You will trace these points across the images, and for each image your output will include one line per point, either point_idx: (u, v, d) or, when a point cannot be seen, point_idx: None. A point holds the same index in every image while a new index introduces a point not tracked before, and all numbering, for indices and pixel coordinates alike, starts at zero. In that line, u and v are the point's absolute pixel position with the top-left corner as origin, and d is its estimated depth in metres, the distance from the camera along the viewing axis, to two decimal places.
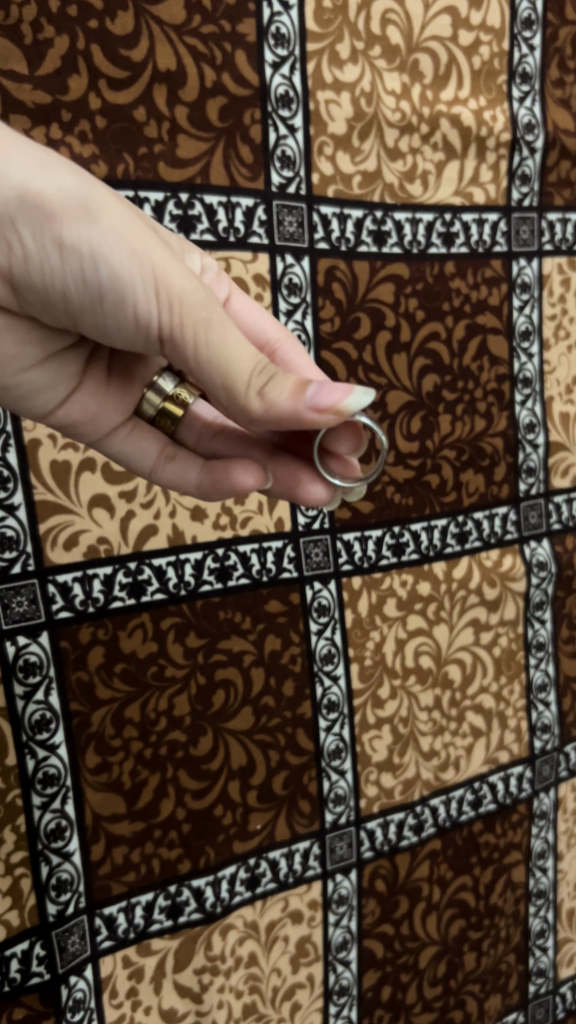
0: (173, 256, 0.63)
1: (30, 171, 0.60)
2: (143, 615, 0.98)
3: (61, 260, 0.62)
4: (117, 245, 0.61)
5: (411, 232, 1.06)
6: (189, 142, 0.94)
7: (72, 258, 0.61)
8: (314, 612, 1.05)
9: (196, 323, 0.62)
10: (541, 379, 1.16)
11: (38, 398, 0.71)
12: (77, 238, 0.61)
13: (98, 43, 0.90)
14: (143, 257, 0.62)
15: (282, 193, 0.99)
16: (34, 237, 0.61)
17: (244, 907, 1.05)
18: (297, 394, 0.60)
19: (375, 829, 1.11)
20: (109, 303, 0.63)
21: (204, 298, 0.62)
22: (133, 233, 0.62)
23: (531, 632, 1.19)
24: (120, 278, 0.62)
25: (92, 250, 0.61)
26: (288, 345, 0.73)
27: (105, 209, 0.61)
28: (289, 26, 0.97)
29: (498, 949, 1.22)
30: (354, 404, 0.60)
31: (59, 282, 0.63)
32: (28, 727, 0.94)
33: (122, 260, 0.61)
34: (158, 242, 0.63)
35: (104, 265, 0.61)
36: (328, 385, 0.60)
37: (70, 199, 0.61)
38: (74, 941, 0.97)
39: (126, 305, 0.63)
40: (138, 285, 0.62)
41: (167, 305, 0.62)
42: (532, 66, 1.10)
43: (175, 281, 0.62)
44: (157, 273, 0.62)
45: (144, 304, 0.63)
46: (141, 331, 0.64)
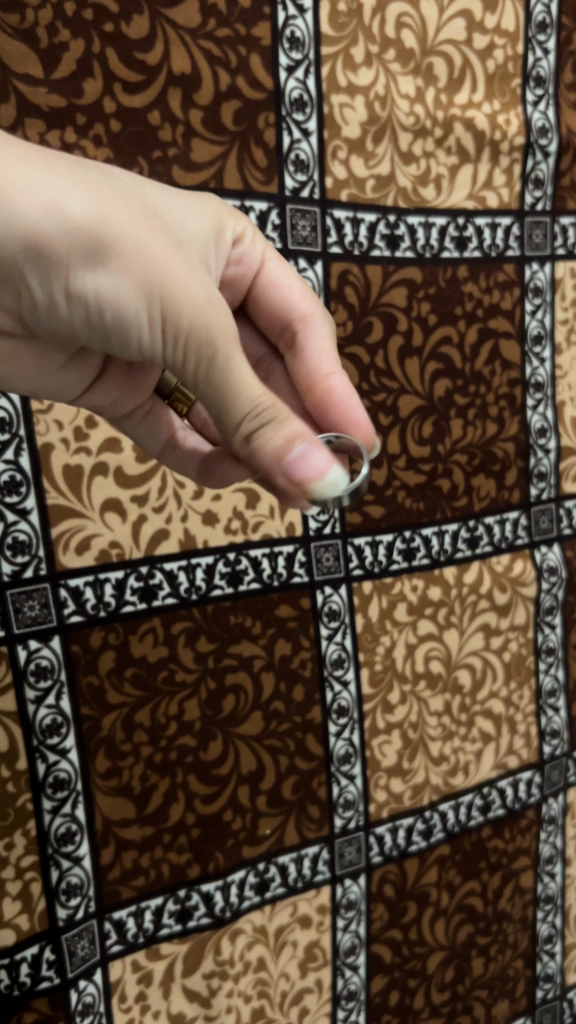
0: (184, 284, 0.62)
1: (36, 216, 0.58)
2: (154, 619, 0.97)
3: (68, 302, 0.62)
4: (124, 286, 0.61)
5: (424, 236, 1.06)
6: (203, 146, 0.94)
7: (79, 301, 0.62)
8: (325, 616, 1.05)
9: (199, 360, 0.63)
10: (553, 383, 1.15)
11: (63, 393, 0.73)
12: (84, 282, 0.61)
13: (113, 47, 0.90)
14: (151, 295, 0.62)
15: (295, 197, 0.98)
16: (40, 283, 0.61)
17: (253, 911, 1.05)
18: (275, 459, 0.63)
19: (384, 835, 1.11)
20: (116, 337, 0.64)
21: (209, 336, 0.62)
22: (141, 268, 0.61)
23: (541, 637, 1.19)
24: (126, 315, 0.62)
25: (98, 292, 0.61)
26: (316, 321, 0.75)
27: (112, 247, 0.61)
28: (304, 29, 0.97)
29: (505, 955, 1.21)
30: (323, 491, 0.63)
31: (67, 321, 0.63)
32: (39, 731, 0.94)
33: (129, 300, 0.62)
34: (169, 269, 0.62)
35: (110, 306, 0.62)
36: (305, 467, 0.63)
37: (76, 242, 0.60)
38: (83, 945, 0.97)
39: (133, 338, 0.64)
40: (144, 322, 0.63)
41: (172, 340, 0.63)
42: (546, 69, 1.09)
43: (182, 316, 0.62)
44: (164, 310, 0.62)
45: (150, 338, 0.63)
46: (146, 358, 0.66)
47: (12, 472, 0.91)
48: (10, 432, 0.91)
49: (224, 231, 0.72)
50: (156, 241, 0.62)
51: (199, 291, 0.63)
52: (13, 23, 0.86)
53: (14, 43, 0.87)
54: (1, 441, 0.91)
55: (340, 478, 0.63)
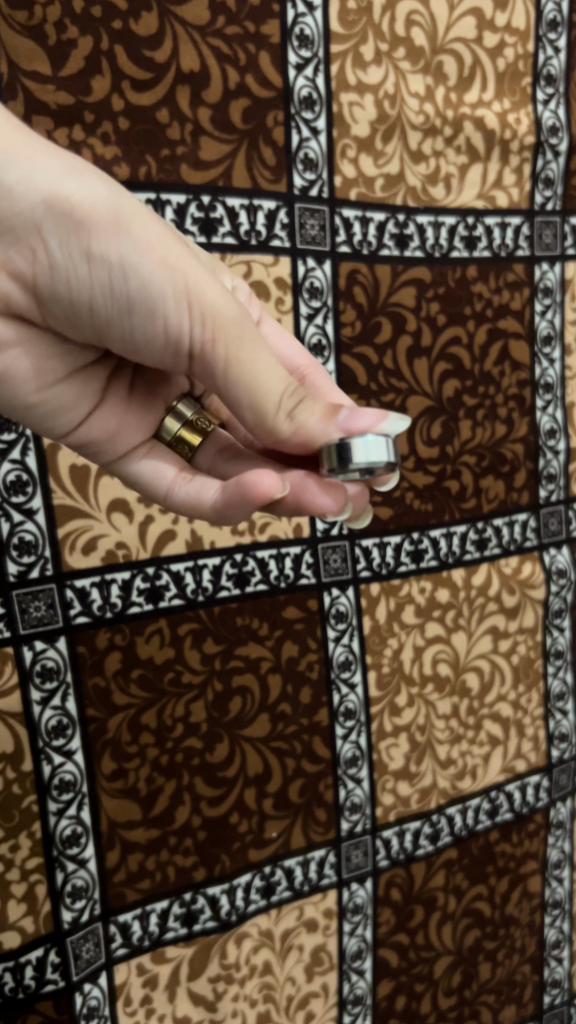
0: (205, 269, 0.62)
1: (59, 177, 0.59)
2: (160, 620, 0.97)
3: (88, 268, 0.61)
4: (147, 255, 0.60)
5: (433, 235, 1.05)
6: (211, 144, 0.93)
7: (100, 267, 0.60)
8: (332, 619, 1.04)
9: (228, 339, 0.61)
10: (562, 384, 1.15)
11: (59, 415, 0.69)
12: (106, 247, 0.60)
13: (122, 43, 0.89)
14: (175, 269, 0.61)
15: (304, 196, 0.98)
16: (60, 245, 0.60)
17: (259, 915, 1.04)
18: (328, 418, 0.62)
19: (391, 838, 1.10)
20: (138, 315, 0.62)
21: (236, 313, 0.62)
22: (163, 244, 0.61)
23: (550, 640, 1.18)
24: (150, 287, 0.61)
25: (121, 258, 0.60)
26: (318, 374, 0.71)
27: (134, 217, 0.60)
28: (313, 27, 0.96)
29: (513, 960, 1.21)
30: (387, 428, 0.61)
31: (86, 291, 0.61)
32: (44, 732, 0.93)
33: (152, 271, 0.61)
34: (189, 254, 0.62)
35: (134, 272, 0.60)
36: (360, 411, 0.61)
37: (99, 206, 0.60)
38: (88, 948, 0.96)
39: (156, 318, 0.62)
40: (169, 297, 0.61)
41: (199, 317, 0.61)
42: (557, 68, 1.08)
43: (207, 294, 0.61)
44: (189, 286, 0.61)
45: (175, 315, 0.61)
46: (170, 347, 0.63)
47: (18, 473, 0.91)
48: (16, 433, 0.90)
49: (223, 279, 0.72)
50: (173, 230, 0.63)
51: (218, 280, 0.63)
52: (21, 19, 0.86)
53: (22, 39, 0.86)
54: (7, 440, 0.90)
55: (400, 415, 0.62)
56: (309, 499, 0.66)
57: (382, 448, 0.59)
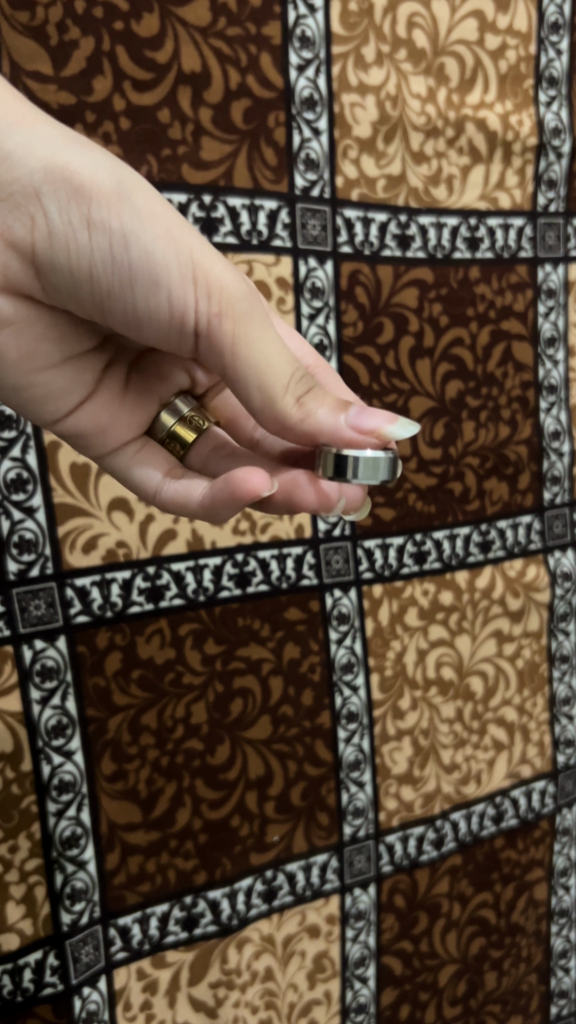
0: (211, 246, 0.62)
1: (60, 147, 0.60)
2: (161, 621, 0.96)
3: (88, 236, 0.61)
4: (150, 226, 0.61)
5: (436, 236, 1.05)
6: (213, 145, 0.94)
7: (101, 236, 0.61)
8: (334, 620, 1.04)
9: (235, 315, 0.61)
10: (566, 386, 1.14)
11: (50, 402, 0.69)
12: (107, 215, 0.60)
13: (123, 44, 0.90)
14: (180, 242, 0.61)
15: (305, 196, 0.98)
16: (59, 213, 0.60)
17: (261, 920, 1.03)
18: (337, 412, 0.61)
19: (394, 844, 1.09)
20: (141, 287, 0.62)
21: (244, 291, 0.62)
22: (167, 217, 0.61)
23: (555, 644, 1.17)
24: (153, 258, 0.61)
25: (122, 227, 0.60)
26: (326, 371, 0.70)
27: (136, 189, 0.61)
28: (314, 29, 0.96)
29: (519, 969, 1.19)
30: (395, 432, 0.60)
31: (86, 261, 0.61)
32: (44, 731, 0.93)
33: (156, 242, 0.61)
34: (194, 230, 0.62)
35: (136, 243, 0.60)
36: (370, 410, 0.60)
37: (99, 175, 0.60)
38: (87, 951, 0.95)
39: (160, 291, 0.61)
40: (174, 270, 0.61)
41: (204, 291, 0.61)
42: (559, 70, 1.08)
43: (214, 270, 0.61)
44: (195, 260, 0.61)
45: (180, 287, 0.61)
46: (174, 323, 0.63)
47: (18, 470, 0.90)
48: (17, 431, 0.90)
49: None
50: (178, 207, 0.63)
51: (225, 259, 0.63)
52: (23, 20, 0.86)
53: (23, 40, 0.87)
54: (8, 439, 0.90)
55: (408, 419, 0.61)
56: (300, 496, 0.67)
57: (382, 468, 0.59)
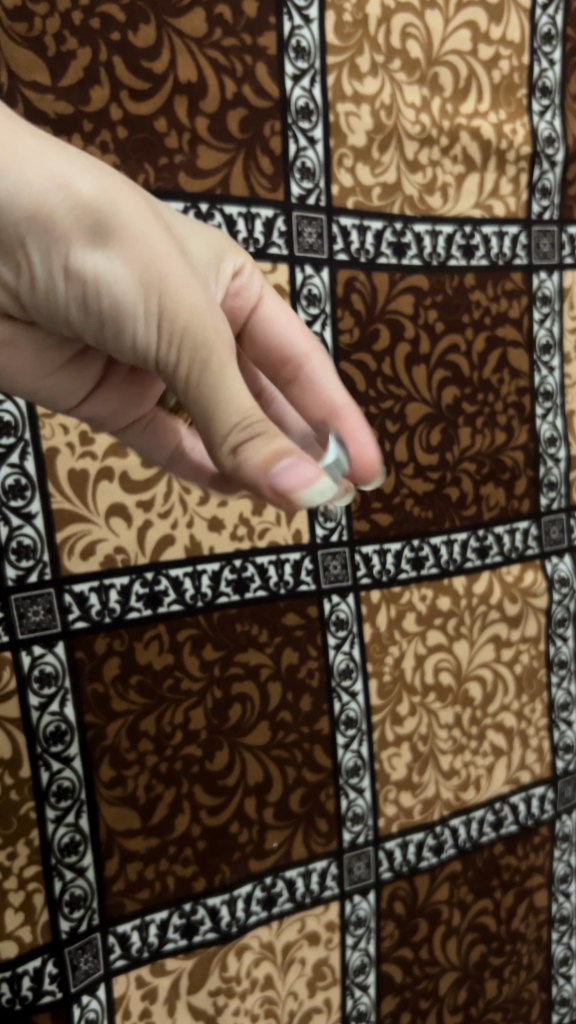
0: (187, 286, 0.60)
1: (41, 187, 0.57)
2: (159, 626, 0.97)
3: (65, 281, 0.60)
4: (124, 272, 0.59)
5: (431, 243, 1.06)
6: (209, 153, 0.94)
7: (76, 283, 0.60)
8: (332, 626, 1.04)
9: (193, 358, 0.59)
10: (562, 392, 1.15)
11: (61, 398, 0.71)
12: (83, 265, 0.59)
13: (121, 55, 0.91)
14: (151, 286, 0.59)
15: (301, 204, 0.99)
16: (37, 258, 0.59)
17: (260, 927, 1.03)
18: (264, 463, 0.56)
19: (394, 850, 1.09)
20: (111, 327, 0.61)
21: (208, 332, 0.59)
22: (144, 261, 0.59)
23: (553, 650, 1.17)
24: (124, 305, 0.60)
25: (97, 274, 0.59)
26: (316, 357, 0.70)
27: (116, 234, 0.59)
28: (310, 39, 0.97)
29: (520, 977, 1.19)
30: (311, 496, 0.56)
31: (62, 303, 0.61)
32: (43, 738, 0.93)
33: (126, 289, 0.59)
34: (172, 268, 0.60)
35: (109, 290, 0.60)
36: (295, 467, 0.56)
37: (80, 220, 0.58)
38: (86, 959, 0.95)
39: (128, 331, 0.61)
40: (141, 315, 0.60)
41: (169, 337, 0.60)
42: (552, 80, 1.10)
43: (180, 313, 0.59)
44: (163, 303, 0.59)
45: (145, 332, 0.61)
46: (139, 357, 0.62)
47: (16, 476, 0.91)
48: (15, 437, 0.90)
49: (223, 263, 0.68)
50: (163, 240, 0.61)
51: (201, 296, 0.60)
52: (21, 31, 0.87)
53: (21, 51, 0.88)
54: (6, 445, 0.90)
55: (331, 484, 0.56)
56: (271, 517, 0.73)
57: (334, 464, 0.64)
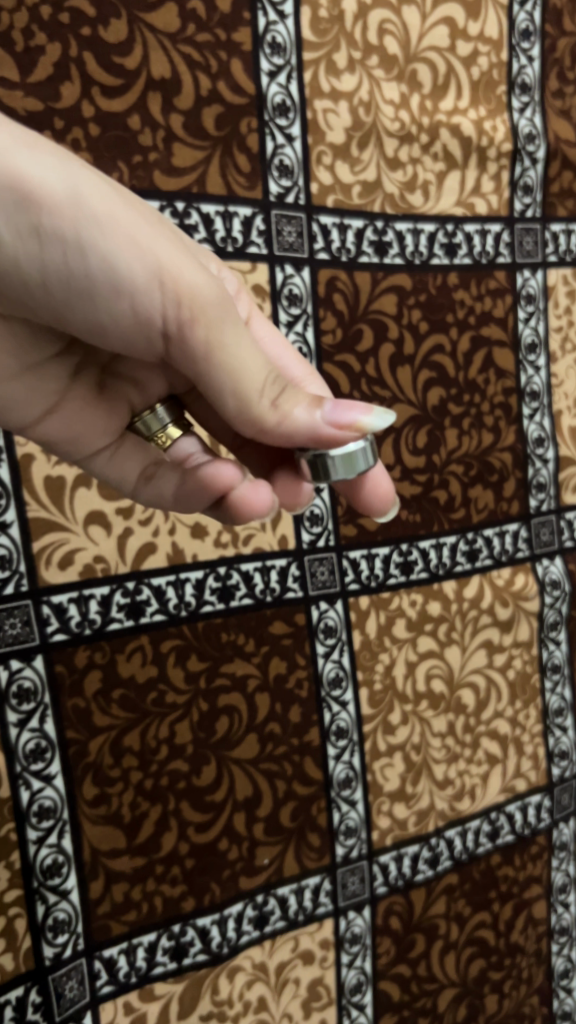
0: (180, 247, 0.58)
1: (6, 151, 0.55)
2: (141, 638, 0.94)
3: (40, 245, 0.57)
4: (108, 232, 0.57)
5: (413, 242, 1.04)
6: (184, 150, 0.92)
7: (55, 247, 0.57)
8: (321, 634, 1.01)
9: (209, 322, 0.59)
10: (548, 392, 1.13)
11: (17, 412, 0.67)
12: (60, 224, 0.56)
13: (91, 50, 0.88)
14: (144, 247, 0.57)
15: (280, 202, 0.97)
16: (8, 225, 0.56)
17: (252, 947, 0.99)
18: (313, 406, 0.60)
19: (388, 864, 1.06)
20: (103, 294, 0.59)
21: (217, 295, 0.59)
22: (129, 222, 0.57)
23: (546, 654, 1.15)
24: (114, 268, 0.57)
25: (78, 236, 0.57)
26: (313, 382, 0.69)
27: (95, 194, 0.56)
28: (285, 35, 0.95)
29: (520, 991, 1.16)
30: (372, 421, 0.60)
31: (39, 270, 0.58)
32: (22, 756, 0.90)
33: (114, 250, 0.57)
34: (161, 231, 0.58)
35: (93, 252, 0.57)
36: (343, 402, 0.60)
37: (51, 181, 0.56)
38: (72, 986, 0.92)
39: (124, 298, 0.59)
40: (138, 277, 0.58)
41: (173, 298, 0.58)
42: (531, 76, 1.08)
43: (182, 275, 0.58)
44: (161, 265, 0.58)
45: (144, 295, 0.58)
46: (142, 328, 0.60)
47: None
48: None
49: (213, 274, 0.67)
50: (143, 204, 0.59)
51: (196, 259, 0.59)
52: None
53: None
54: None
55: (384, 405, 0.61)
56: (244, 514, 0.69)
57: (359, 461, 0.62)
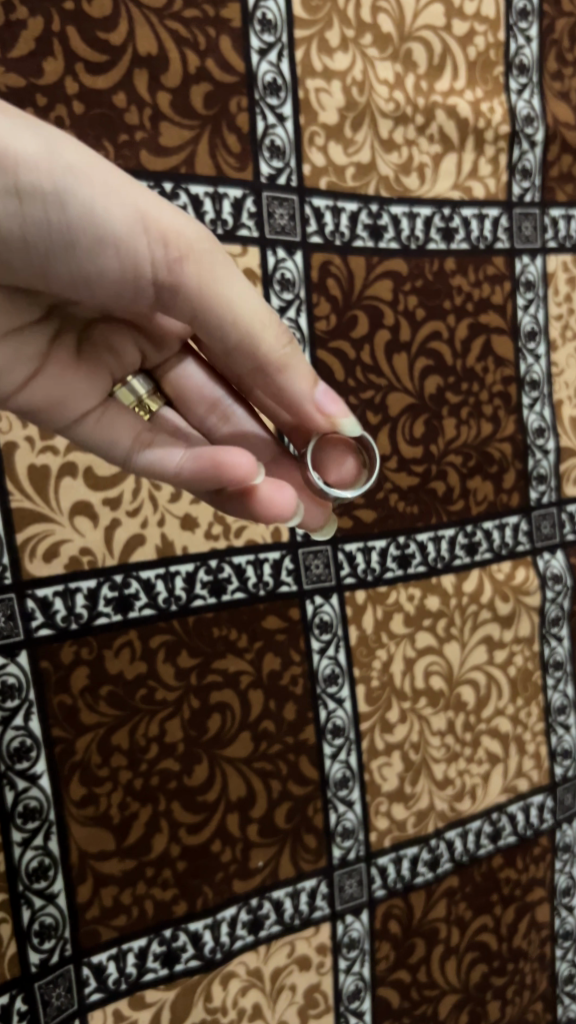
0: (157, 195, 0.57)
1: None
2: (130, 633, 0.91)
3: (18, 202, 0.55)
4: (86, 183, 0.55)
5: (408, 226, 1.01)
6: (172, 130, 0.90)
7: (33, 202, 0.55)
8: (316, 628, 0.98)
9: (204, 257, 0.57)
10: (549, 381, 1.10)
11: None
12: (37, 177, 0.54)
13: (74, 26, 0.86)
14: (124, 194, 0.56)
15: (271, 184, 0.94)
16: None
17: (246, 953, 0.96)
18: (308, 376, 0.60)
19: (387, 866, 1.03)
20: (85, 246, 0.56)
21: (206, 235, 0.58)
22: (102, 172, 0.56)
23: (548, 651, 1.12)
24: (96, 217, 0.55)
25: (56, 188, 0.55)
26: None
27: (69, 148, 0.55)
28: (275, 12, 0.93)
29: (523, 997, 1.12)
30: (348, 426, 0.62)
31: (19, 227, 0.55)
32: (6, 755, 0.87)
33: (94, 199, 0.55)
34: (138, 184, 0.57)
35: (73, 202, 0.55)
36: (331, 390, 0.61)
37: (24, 139, 0.54)
38: (59, 994, 0.89)
39: (110, 244, 0.56)
40: (122, 222, 0.56)
41: (160, 240, 0.56)
42: (529, 57, 1.06)
43: (167, 217, 0.57)
44: (145, 209, 0.56)
45: (130, 241, 0.56)
46: (130, 278, 0.58)
47: None
48: None
49: None
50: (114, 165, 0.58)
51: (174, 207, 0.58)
52: None
53: None
54: None
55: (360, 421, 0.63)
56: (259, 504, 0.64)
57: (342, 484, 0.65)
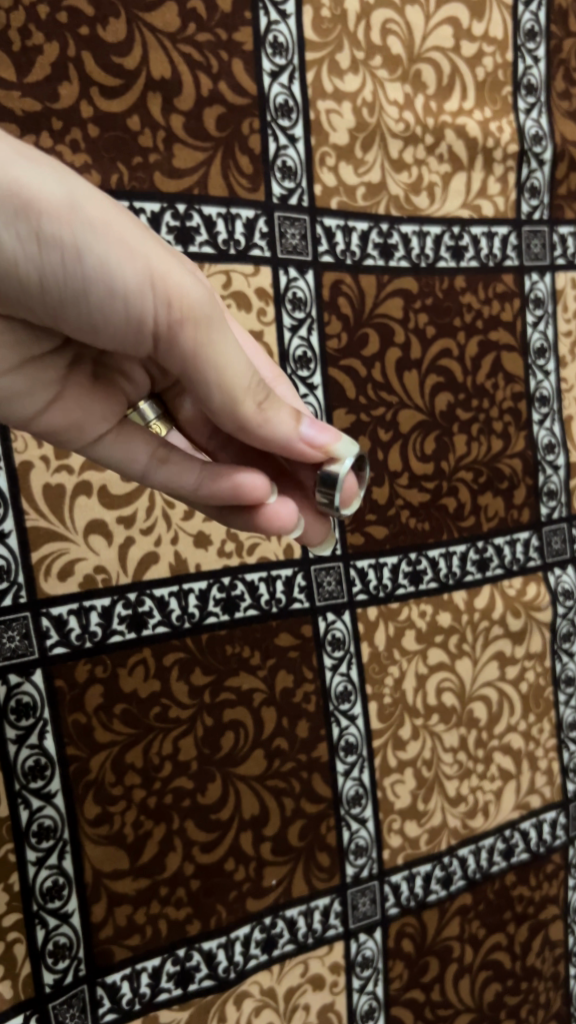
0: (167, 249, 0.56)
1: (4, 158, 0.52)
2: (144, 651, 0.91)
3: (38, 249, 0.54)
4: (105, 236, 0.54)
5: (419, 245, 1.02)
6: (185, 152, 0.91)
7: (52, 251, 0.54)
8: (328, 645, 0.98)
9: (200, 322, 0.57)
10: (559, 397, 1.11)
11: (14, 407, 0.63)
12: (58, 228, 0.53)
13: (89, 49, 0.87)
14: (136, 250, 0.55)
15: (283, 204, 0.95)
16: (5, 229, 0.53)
17: (260, 972, 0.96)
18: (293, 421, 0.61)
19: (400, 884, 1.03)
20: (97, 296, 0.56)
21: (208, 295, 0.57)
22: (120, 223, 0.55)
23: (559, 667, 1.12)
24: (110, 271, 0.55)
25: (75, 241, 0.54)
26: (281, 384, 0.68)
27: (89, 199, 0.54)
28: (286, 35, 0.94)
29: (537, 1017, 1.12)
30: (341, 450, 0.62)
31: (36, 274, 0.55)
32: (21, 773, 0.87)
33: (109, 253, 0.54)
34: (154, 235, 0.56)
35: (90, 256, 0.54)
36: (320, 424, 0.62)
37: (48, 187, 0.53)
38: (73, 1014, 0.89)
39: (119, 298, 0.56)
40: (132, 280, 0.55)
41: (165, 296, 0.56)
42: (537, 77, 1.06)
43: (174, 276, 0.56)
44: (154, 268, 0.55)
45: (138, 297, 0.56)
46: (132, 328, 0.57)
47: None
48: None
49: None
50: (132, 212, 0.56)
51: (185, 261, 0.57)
52: None
53: None
54: None
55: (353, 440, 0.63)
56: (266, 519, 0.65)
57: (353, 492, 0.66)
